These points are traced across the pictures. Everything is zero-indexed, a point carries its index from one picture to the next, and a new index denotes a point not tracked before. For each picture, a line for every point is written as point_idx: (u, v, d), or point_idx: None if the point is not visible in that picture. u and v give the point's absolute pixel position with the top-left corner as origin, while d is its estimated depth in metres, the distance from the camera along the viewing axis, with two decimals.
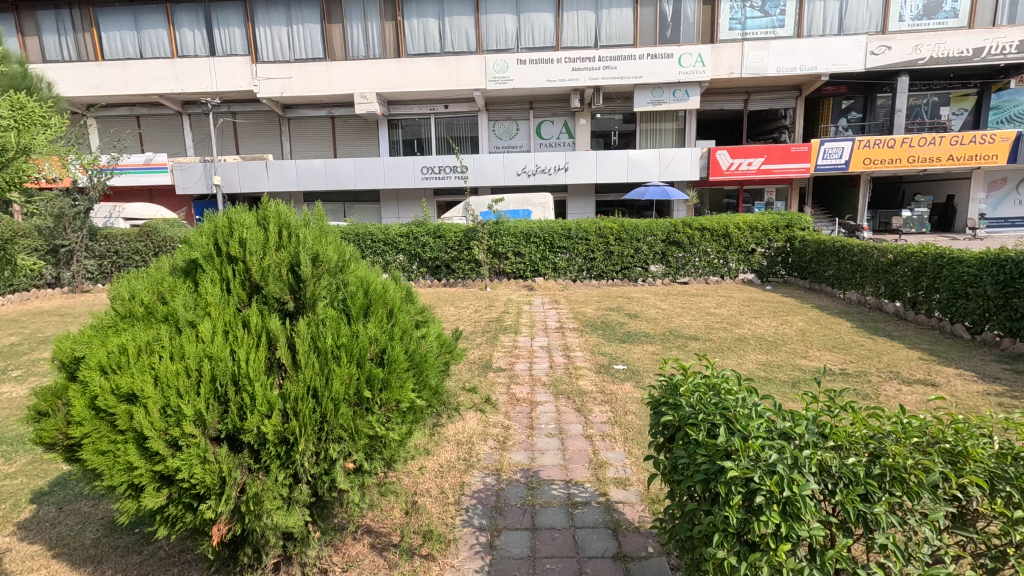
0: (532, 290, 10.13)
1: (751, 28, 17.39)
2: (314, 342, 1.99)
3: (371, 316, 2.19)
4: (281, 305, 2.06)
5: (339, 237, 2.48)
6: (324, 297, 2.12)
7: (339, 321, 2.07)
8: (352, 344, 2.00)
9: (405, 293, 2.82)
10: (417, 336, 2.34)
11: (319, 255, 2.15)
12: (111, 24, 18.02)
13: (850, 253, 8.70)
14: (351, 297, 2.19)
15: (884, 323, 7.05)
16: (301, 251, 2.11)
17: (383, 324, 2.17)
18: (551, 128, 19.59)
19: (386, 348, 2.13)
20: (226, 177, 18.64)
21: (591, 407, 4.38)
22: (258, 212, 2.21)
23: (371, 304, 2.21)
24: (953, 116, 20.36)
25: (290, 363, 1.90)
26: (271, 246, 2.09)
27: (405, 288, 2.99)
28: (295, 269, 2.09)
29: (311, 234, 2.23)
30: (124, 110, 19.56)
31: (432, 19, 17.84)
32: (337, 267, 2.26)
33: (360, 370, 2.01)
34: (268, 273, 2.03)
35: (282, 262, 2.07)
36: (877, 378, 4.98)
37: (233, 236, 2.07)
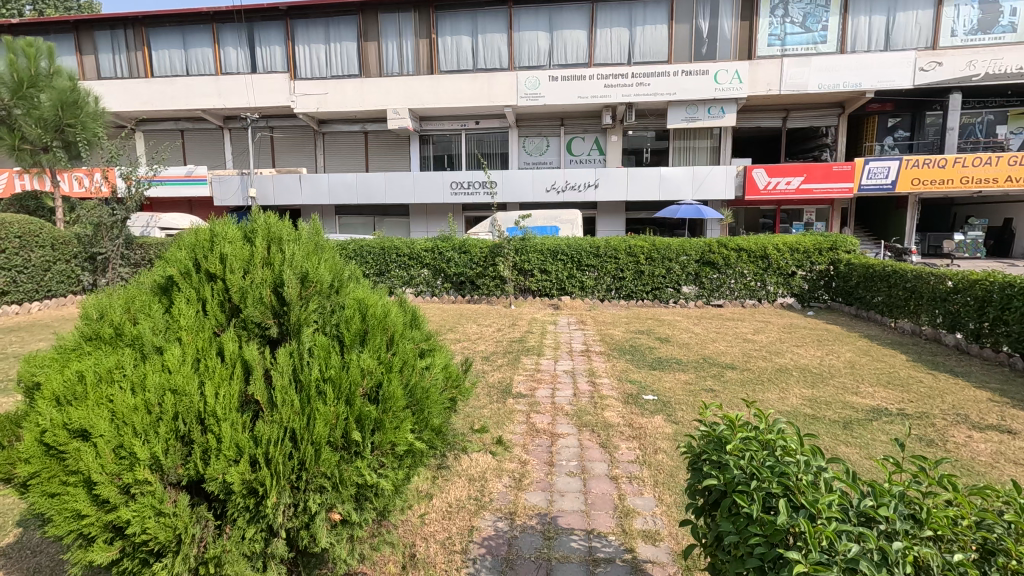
0: (558, 309, 9.80)
1: (791, 44, 16.87)
2: (297, 374, 1.75)
3: (366, 344, 1.94)
4: (262, 329, 1.84)
5: (335, 254, 2.26)
6: (311, 323, 1.89)
7: (330, 350, 1.83)
8: (339, 378, 1.75)
9: (410, 317, 2.58)
10: (418, 368, 2.08)
11: (308, 275, 1.93)
12: (161, 43, 18.83)
13: (902, 278, 8.06)
14: (344, 322, 1.96)
15: (943, 358, 6.42)
16: (288, 269, 1.89)
17: (378, 354, 1.93)
18: (582, 144, 19.37)
19: (381, 382, 1.88)
20: (261, 189, 19.07)
21: (618, 443, 4.00)
22: (247, 227, 2.03)
23: (369, 330, 1.97)
24: (1010, 135, 19.19)
25: (267, 398, 1.66)
26: (255, 263, 1.88)
27: (411, 310, 2.75)
28: (279, 290, 1.87)
29: (302, 251, 2.02)
30: (169, 124, 20.32)
31: (466, 36, 17.96)
32: (330, 289, 2.04)
33: (349, 409, 1.75)
34: (248, 293, 1.80)
35: (266, 281, 1.85)
36: (943, 422, 4.44)
37: (213, 252, 1.87)
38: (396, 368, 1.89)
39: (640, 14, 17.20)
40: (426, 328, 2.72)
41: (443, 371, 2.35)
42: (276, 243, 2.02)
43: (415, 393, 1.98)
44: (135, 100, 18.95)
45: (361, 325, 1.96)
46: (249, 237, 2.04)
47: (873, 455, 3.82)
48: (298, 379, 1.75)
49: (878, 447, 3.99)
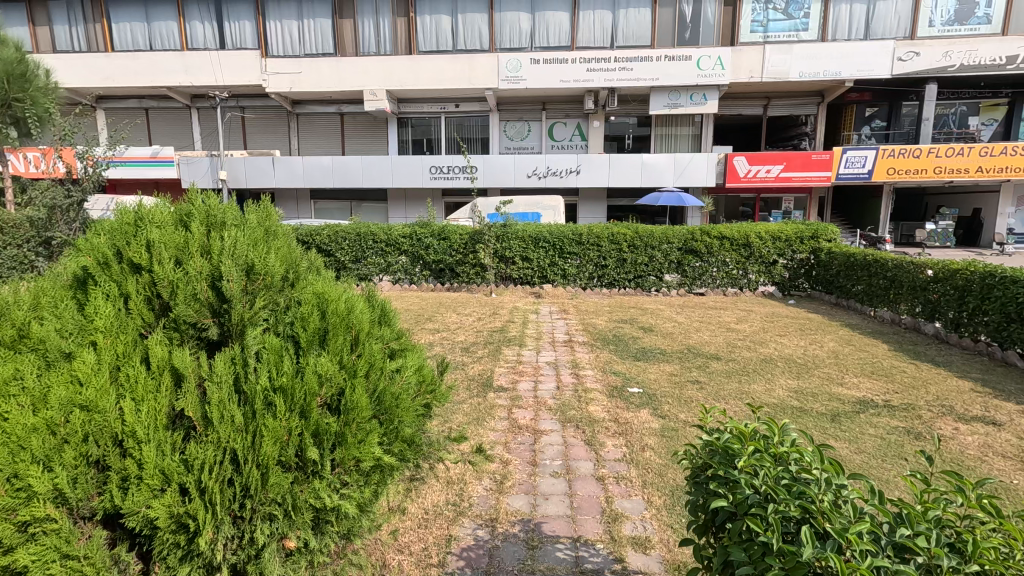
0: (540, 298, 9.60)
1: (774, 31, 16.77)
2: (239, 382, 1.54)
3: (325, 345, 1.72)
4: (200, 332, 1.62)
5: (289, 246, 2.06)
6: (260, 322, 1.68)
7: (281, 354, 1.61)
8: (292, 384, 1.54)
9: (379, 313, 2.35)
10: (387, 370, 1.86)
11: (253, 265, 1.70)
12: (122, 15, 17.77)
13: (883, 268, 8.07)
14: (298, 320, 1.74)
15: (924, 347, 6.43)
16: (230, 257, 1.65)
17: (340, 357, 1.71)
18: (564, 130, 19.08)
19: (344, 390, 1.67)
20: (232, 172, 18.33)
21: (603, 440, 3.82)
22: (180, 216, 1.85)
23: (328, 331, 1.74)
24: (981, 126, 19.54)
25: (202, 415, 1.44)
26: (189, 254, 1.65)
27: (379, 302, 2.51)
28: (217, 284, 1.65)
29: (248, 240, 1.79)
30: (133, 102, 19.30)
31: (446, 16, 17.39)
32: (282, 282, 1.82)
33: (305, 422, 1.54)
34: (182, 288, 1.58)
35: (200, 273, 1.62)
36: (930, 414, 4.38)
37: (139, 241, 1.64)
38: (362, 373, 1.68)
39: None
40: (399, 328, 2.47)
41: (417, 375, 2.13)
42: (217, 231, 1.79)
43: (384, 399, 1.77)
44: (95, 75, 17.90)
45: (319, 324, 1.74)
46: (185, 224, 1.83)
47: (864, 450, 3.73)
48: (241, 389, 1.54)
49: (867, 441, 3.90)
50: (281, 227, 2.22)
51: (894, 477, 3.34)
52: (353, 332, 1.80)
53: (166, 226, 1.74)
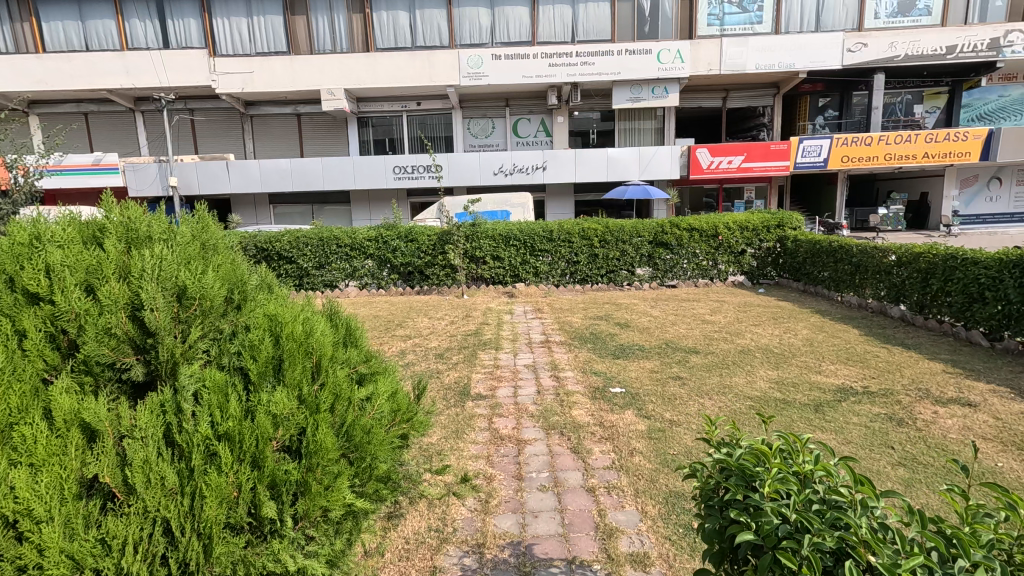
0: (513, 297, 9.41)
1: (730, 24, 17.03)
2: (172, 431, 1.51)
3: (282, 375, 1.75)
4: (122, 373, 1.60)
5: (235, 264, 2.10)
6: (197, 360, 1.67)
7: (225, 390, 1.60)
8: (241, 429, 1.54)
9: (347, 332, 2.35)
10: (355, 401, 1.90)
11: (185, 289, 1.70)
12: (53, 13, 16.62)
13: (848, 254, 8.23)
14: (247, 348, 1.74)
15: (892, 330, 6.55)
16: (154, 279, 1.65)
17: (298, 388, 1.75)
18: (528, 126, 18.93)
19: (305, 429, 1.71)
20: (183, 179, 17.42)
21: (590, 447, 3.66)
22: (81, 238, 1.82)
23: (283, 360, 1.77)
24: (926, 114, 20.41)
25: (121, 482, 1.41)
26: (104, 278, 1.65)
27: (336, 310, 2.46)
28: (137, 313, 1.62)
29: (174, 261, 1.77)
30: (70, 106, 18.10)
31: (403, 12, 16.96)
32: (221, 309, 1.85)
33: (258, 472, 1.56)
34: (92, 324, 1.54)
35: (118, 303, 1.59)
36: (909, 399, 4.40)
37: (36, 265, 1.60)
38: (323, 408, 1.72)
39: None
40: (368, 348, 2.46)
41: (390, 401, 2.12)
42: (135, 247, 1.82)
43: (353, 432, 1.82)
44: (26, 79, 16.68)
45: (273, 351, 1.76)
46: (88, 242, 1.83)
47: (851, 440, 3.69)
48: (174, 441, 1.51)
49: (853, 431, 3.86)
50: (212, 243, 2.16)
51: (884, 467, 3.31)
52: (314, 358, 1.85)
53: (70, 246, 1.72)
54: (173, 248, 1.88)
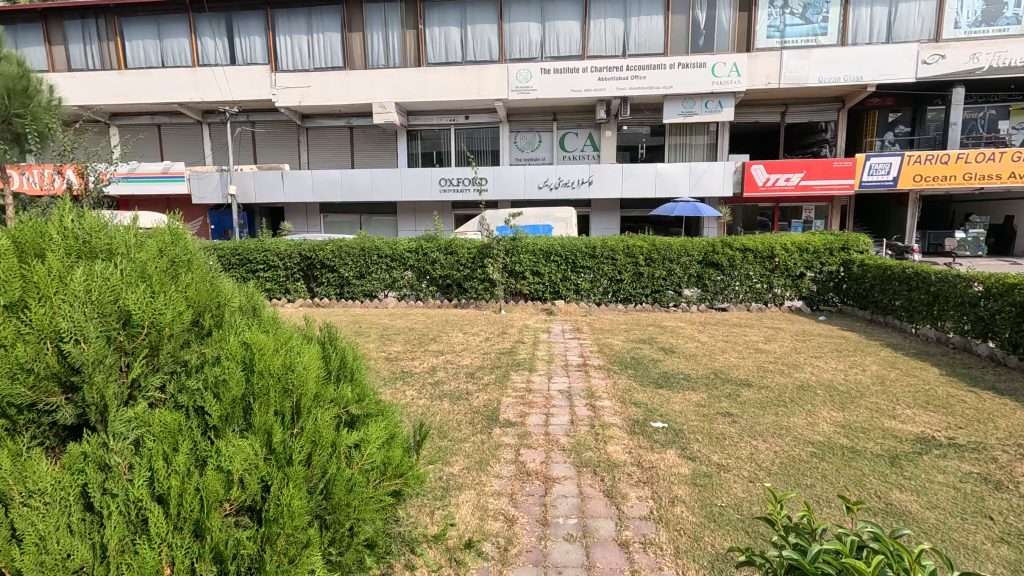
0: (552, 315, 9.10)
1: (791, 36, 16.26)
2: (92, 491, 1.40)
3: (249, 419, 1.59)
4: (47, 414, 1.51)
5: (208, 284, 1.96)
6: (140, 401, 1.55)
7: (169, 438, 1.48)
8: (181, 490, 1.40)
9: (338, 363, 2.16)
10: (341, 447, 1.73)
11: (132, 317, 1.60)
12: (135, 33, 17.87)
13: (925, 281, 7.42)
14: (209, 384, 1.60)
15: (980, 371, 5.77)
16: (90, 305, 1.55)
17: (268, 433, 1.58)
18: (575, 140, 18.66)
19: (271, 485, 1.54)
20: (242, 187, 18.20)
21: (626, 491, 3.30)
22: (28, 248, 1.70)
23: (249, 401, 1.61)
24: (1012, 130, 18.70)
25: (13, 561, 1.29)
26: (41, 298, 1.53)
27: (329, 338, 2.33)
28: (64, 346, 1.49)
29: (127, 281, 1.65)
30: (146, 118, 19.37)
31: (455, 27, 17.17)
32: (180, 340, 1.72)
33: (198, 543, 1.41)
34: (6, 360, 1.42)
35: (42, 336, 1.48)
36: (1006, 456, 3.77)
37: None
38: (297, 461, 1.56)
39: (635, 5, 16.51)
40: (364, 383, 2.24)
41: (383, 450, 1.90)
42: (86, 261, 1.71)
43: (333, 490, 1.64)
44: (109, 92, 17.96)
45: (240, 386, 1.60)
46: (31, 253, 1.69)
47: (937, 504, 3.16)
48: (91, 503, 1.40)
49: (939, 493, 3.30)
50: (183, 257, 2.03)
51: (981, 544, 2.79)
52: (296, 397, 1.69)
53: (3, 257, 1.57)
54: (125, 264, 1.74)
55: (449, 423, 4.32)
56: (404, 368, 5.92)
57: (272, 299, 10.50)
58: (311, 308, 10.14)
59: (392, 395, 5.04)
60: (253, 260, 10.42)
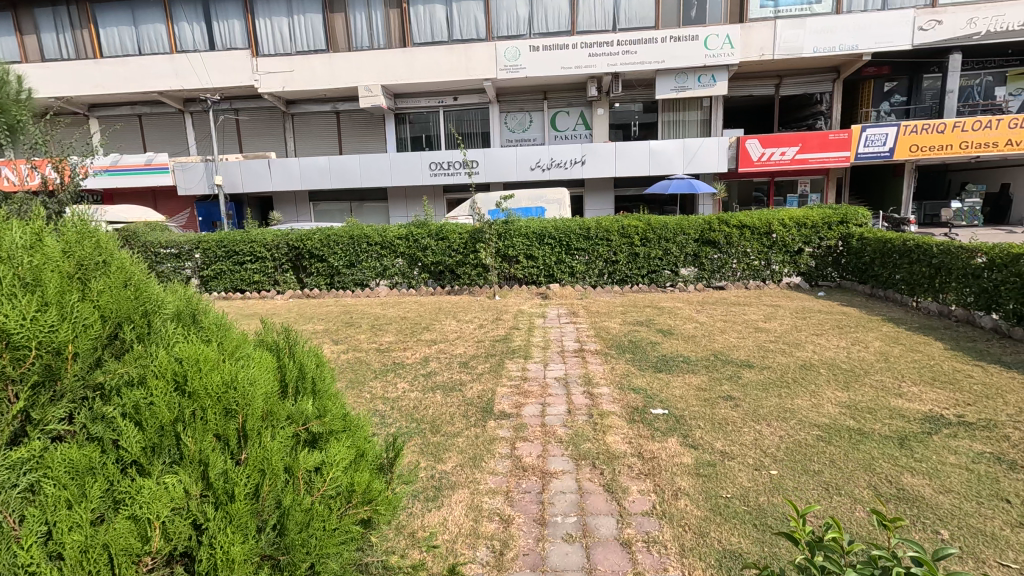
0: (547, 299, 8.92)
1: (785, 5, 15.84)
2: None
3: (180, 452, 1.43)
4: None
5: (129, 288, 1.68)
6: (38, 438, 1.31)
7: (72, 487, 1.29)
8: (90, 548, 1.23)
9: (297, 374, 1.97)
10: (298, 474, 1.60)
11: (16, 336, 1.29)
12: (109, 20, 17.27)
13: (926, 253, 7.27)
14: (130, 410, 1.43)
15: (983, 345, 5.65)
16: None
17: (203, 465, 1.43)
18: (567, 119, 18.28)
19: (205, 525, 1.39)
20: (227, 177, 17.75)
21: (626, 484, 3.16)
22: None
23: (181, 427, 1.45)
24: (1009, 97, 18.41)
25: None
26: None
27: (281, 348, 2.14)
28: None
29: (7, 291, 1.33)
30: (126, 109, 18.85)
31: (440, 5, 16.64)
32: (93, 361, 1.47)
33: None
34: None
35: None
36: (1019, 434, 3.64)
37: None
38: (241, 496, 1.42)
39: None
40: (329, 396, 2.06)
41: (351, 474, 1.75)
42: None
43: (288, 525, 1.50)
44: (86, 83, 17.41)
45: (171, 411, 1.45)
46: None
47: (952, 488, 3.03)
48: None
49: (952, 475, 3.17)
50: (94, 262, 1.66)
51: (1000, 530, 2.67)
52: (242, 417, 1.54)
53: None
54: (6, 269, 1.39)
55: (442, 417, 4.16)
56: (396, 360, 5.74)
57: (261, 292, 10.26)
58: (301, 299, 9.93)
59: (383, 388, 4.85)
60: (240, 252, 10.16)
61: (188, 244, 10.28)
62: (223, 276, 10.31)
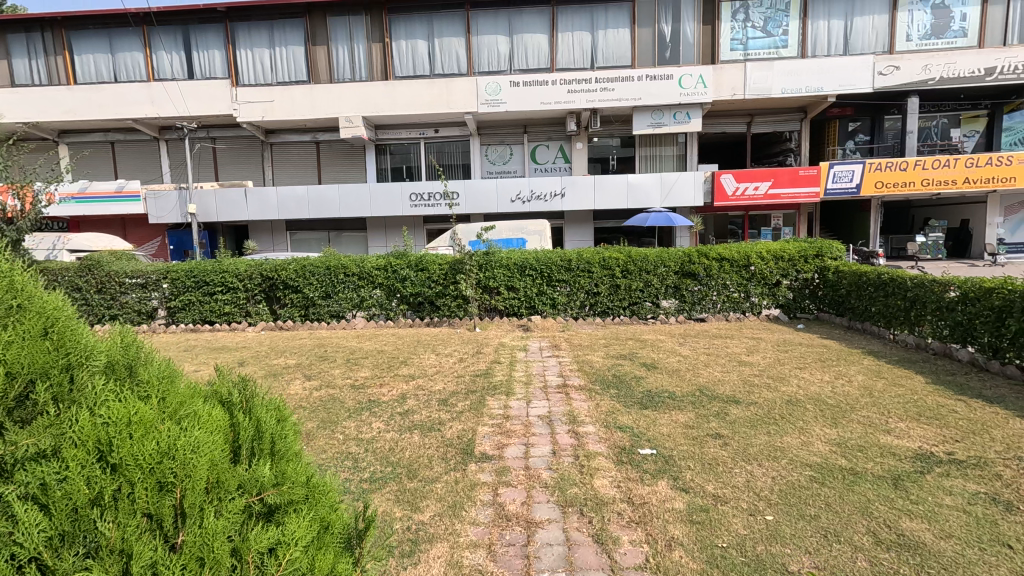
0: (529, 332, 8.76)
1: (754, 48, 16.60)
2: None
3: (97, 541, 1.23)
4: None
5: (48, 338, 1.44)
6: None
7: None
8: None
9: (253, 432, 1.76)
10: (248, 562, 1.41)
11: None
12: (85, 47, 17.09)
13: (901, 287, 7.41)
14: (36, 491, 1.23)
15: (962, 378, 5.68)
16: None
17: (127, 557, 1.24)
18: (547, 153, 18.57)
19: None
20: (202, 205, 17.35)
21: (617, 534, 2.96)
22: None
23: (102, 507, 1.25)
24: (964, 138, 19.45)
25: None
26: None
27: (232, 401, 1.92)
28: None
29: None
30: (98, 135, 18.47)
31: (422, 40, 16.94)
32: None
33: None
34: None
35: None
36: (1010, 472, 3.58)
37: None
38: None
39: (602, 18, 16.61)
40: (289, 458, 1.86)
41: (309, 555, 1.57)
42: None
43: None
44: (57, 108, 17.03)
45: (93, 487, 1.25)
46: None
47: (952, 533, 2.92)
48: None
49: (950, 519, 3.06)
50: None
51: None
52: (180, 491, 1.34)
53: None
54: None
55: (419, 461, 3.91)
56: (371, 397, 5.45)
57: (231, 324, 9.86)
58: (273, 331, 9.56)
59: (357, 429, 4.58)
60: (210, 282, 9.80)
61: (155, 274, 9.90)
62: (191, 306, 9.89)
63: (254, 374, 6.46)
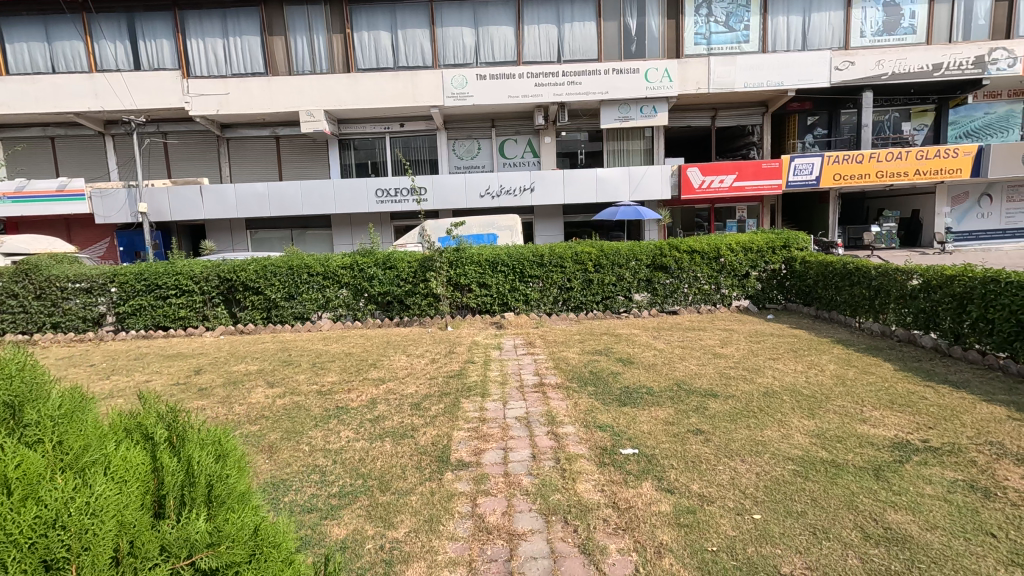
0: (502, 329, 8.58)
1: (717, 43, 16.79)
2: None
3: None
4: None
5: None
6: None
7: None
8: None
9: (180, 476, 1.58)
10: None
11: None
12: (18, 35, 15.91)
13: (866, 276, 7.56)
14: None
15: (927, 365, 5.80)
16: None
17: None
18: (515, 147, 18.39)
19: None
20: (153, 204, 16.41)
21: (604, 542, 2.82)
22: None
23: None
24: (914, 131, 20.25)
25: None
26: None
27: (168, 438, 1.76)
28: None
29: None
30: (36, 130, 17.27)
31: (385, 32, 16.44)
32: None
33: None
34: None
35: None
36: (983, 458, 3.63)
37: None
38: None
39: (568, 11, 16.48)
40: (233, 503, 1.66)
41: None
42: None
43: None
44: None
45: None
46: None
47: (937, 524, 2.90)
48: None
49: (933, 508, 3.05)
50: None
51: (993, 571, 2.53)
52: (74, 569, 1.19)
53: None
54: None
55: (392, 471, 3.68)
56: (339, 403, 5.17)
57: (187, 329, 9.30)
58: (233, 335, 9.07)
59: (324, 439, 4.31)
60: (163, 285, 9.20)
61: (101, 278, 9.23)
62: (143, 311, 9.28)
63: (211, 382, 6.06)
